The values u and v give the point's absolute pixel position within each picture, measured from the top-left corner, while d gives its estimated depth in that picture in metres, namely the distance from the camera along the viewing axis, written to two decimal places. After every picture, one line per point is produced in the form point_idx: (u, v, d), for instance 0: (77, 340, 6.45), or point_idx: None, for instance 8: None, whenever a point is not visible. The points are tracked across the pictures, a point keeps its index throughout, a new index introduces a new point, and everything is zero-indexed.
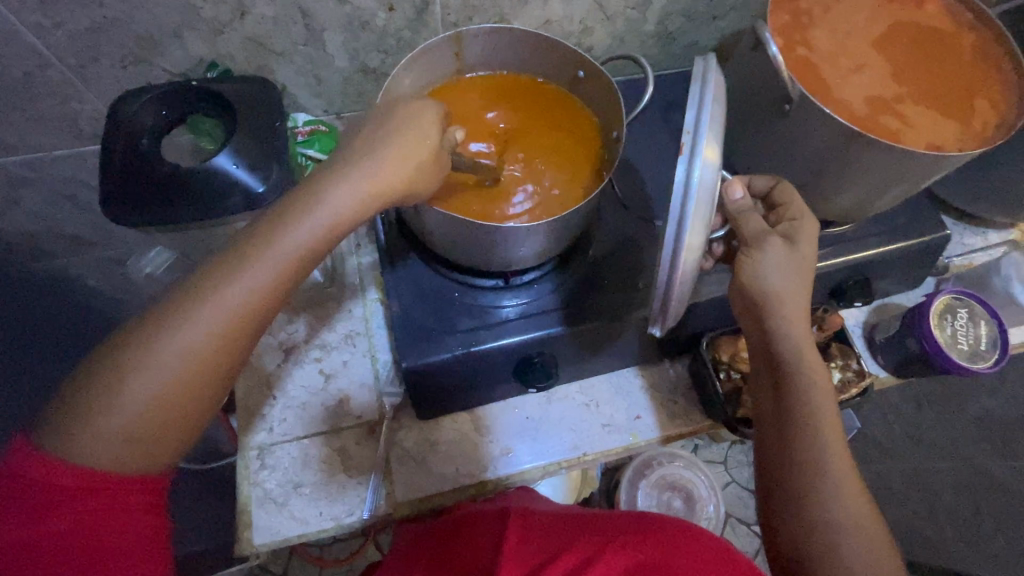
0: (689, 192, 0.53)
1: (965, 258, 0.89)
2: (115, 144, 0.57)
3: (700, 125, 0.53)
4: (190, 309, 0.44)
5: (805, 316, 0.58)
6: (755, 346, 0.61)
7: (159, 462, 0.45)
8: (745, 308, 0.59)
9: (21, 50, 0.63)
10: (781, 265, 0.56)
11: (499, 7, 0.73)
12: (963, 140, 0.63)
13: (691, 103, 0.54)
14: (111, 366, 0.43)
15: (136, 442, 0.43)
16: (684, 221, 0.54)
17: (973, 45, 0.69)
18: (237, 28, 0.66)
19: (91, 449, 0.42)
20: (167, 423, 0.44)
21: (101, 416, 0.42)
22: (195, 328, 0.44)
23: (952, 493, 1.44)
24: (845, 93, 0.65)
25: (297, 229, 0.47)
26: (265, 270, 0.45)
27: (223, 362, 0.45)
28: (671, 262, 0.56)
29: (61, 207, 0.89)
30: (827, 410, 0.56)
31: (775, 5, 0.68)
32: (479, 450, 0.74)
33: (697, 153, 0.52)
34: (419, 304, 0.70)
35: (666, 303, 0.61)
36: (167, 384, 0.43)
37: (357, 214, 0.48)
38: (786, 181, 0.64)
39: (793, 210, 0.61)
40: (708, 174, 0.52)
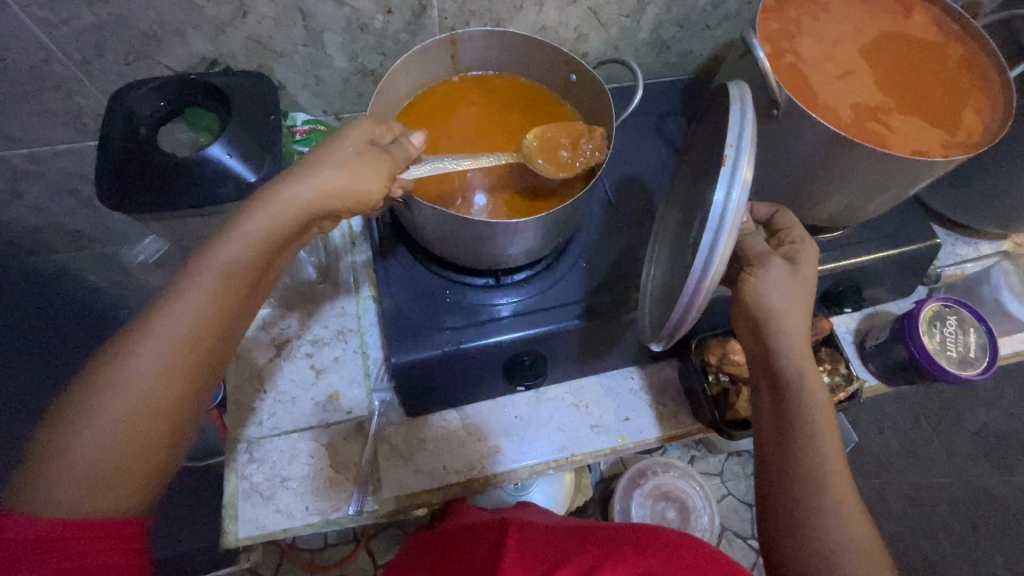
0: (727, 211, 0.51)
1: (958, 267, 0.90)
2: (113, 130, 0.58)
3: (743, 140, 0.52)
4: (139, 331, 0.43)
5: (805, 335, 0.59)
6: (756, 363, 0.62)
7: (139, 492, 0.43)
8: (748, 326, 0.60)
9: (28, 45, 0.64)
10: (783, 284, 0.57)
11: (495, 13, 0.75)
12: (948, 147, 0.64)
13: (732, 125, 0.54)
14: (67, 409, 0.42)
15: (110, 472, 0.41)
16: (723, 229, 0.51)
17: (959, 56, 0.70)
18: (239, 28, 0.68)
19: (58, 495, 0.40)
20: (141, 448, 0.43)
21: (66, 457, 0.40)
22: (151, 346, 0.43)
23: (950, 509, 1.43)
24: (832, 99, 0.66)
25: (237, 239, 0.47)
26: (210, 280, 0.45)
27: (186, 375, 0.44)
28: (700, 274, 0.53)
29: (64, 201, 0.91)
30: (825, 427, 0.56)
31: (764, 14, 0.70)
32: (467, 449, 0.74)
33: (738, 172, 0.51)
34: (412, 301, 0.71)
35: (685, 314, 0.57)
36: (130, 407, 0.42)
37: (296, 219, 0.49)
38: (787, 210, 0.65)
39: (794, 234, 0.62)
40: (747, 194, 0.51)
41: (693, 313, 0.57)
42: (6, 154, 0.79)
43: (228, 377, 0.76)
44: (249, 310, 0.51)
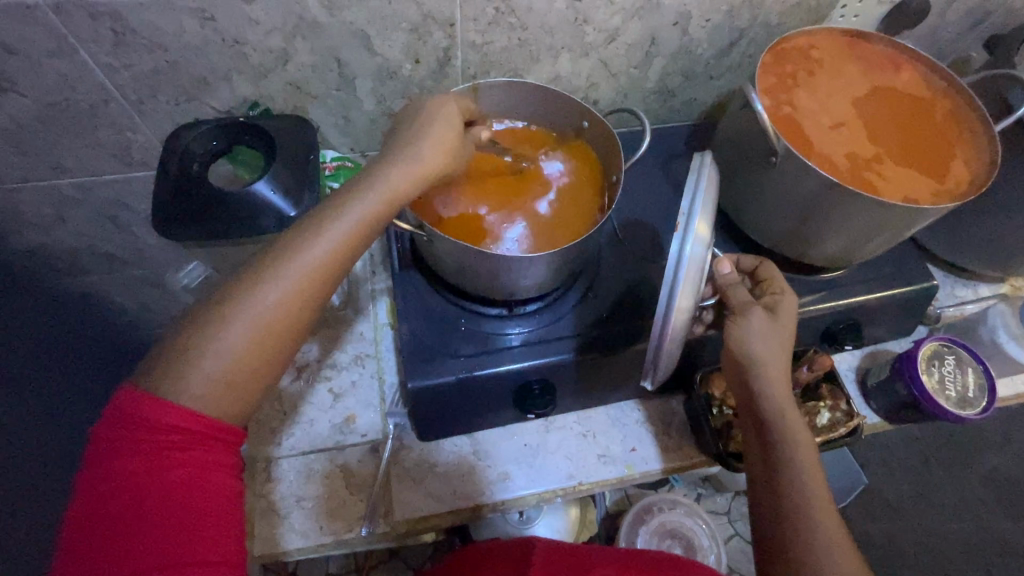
0: (681, 261, 0.59)
1: (957, 308, 0.91)
2: (168, 166, 0.64)
3: (694, 206, 0.60)
4: (278, 263, 0.49)
5: (786, 381, 0.62)
6: (744, 408, 0.64)
7: (247, 403, 0.49)
8: (734, 374, 0.64)
9: (90, 86, 0.71)
10: (764, 332, 0.61)
11: (513, 63, 0.81)
12: (938, 196, 0.68)
13: (687, 188, 0.61)
14: (211, 315, 0.48)
15: (234, 381, 0.47)
16: (676, 285, 0.60)
17: (946, 110, 0.75)
18: (280, 73, 0.74)
19: (190, 388, 0.46)
20: (262, 363, 0.49)
21: (205, 356, 0.46)
22: (289, 277, 0.49)
23: (964, 555, 1.40)
24: (827, 148, 0.71)
25: (363, 200, 0.53)
26: (349, 225, 0.52)
27: (310, 307, 0.51)
28: (663, 322, 0.62)
29: (104, 227, 0.97)
30: (811, 471, 0.59)
31: (763, 69, 0.76)
32: (476, 475, 0.76)
33: (690, 230, 0.59)
34: (426, 328, 0.74)
35: (657, 357, 0.65)
36: (262, 325, 0.48)
37: (408, 193, 0.56)
38: (770, 262, 0.70)
39: (775, 286, 0.66)
40: (700, 247, 0.59)
41: (665, 354, 0.64)
42: (57, 183, 0.85)
43: None
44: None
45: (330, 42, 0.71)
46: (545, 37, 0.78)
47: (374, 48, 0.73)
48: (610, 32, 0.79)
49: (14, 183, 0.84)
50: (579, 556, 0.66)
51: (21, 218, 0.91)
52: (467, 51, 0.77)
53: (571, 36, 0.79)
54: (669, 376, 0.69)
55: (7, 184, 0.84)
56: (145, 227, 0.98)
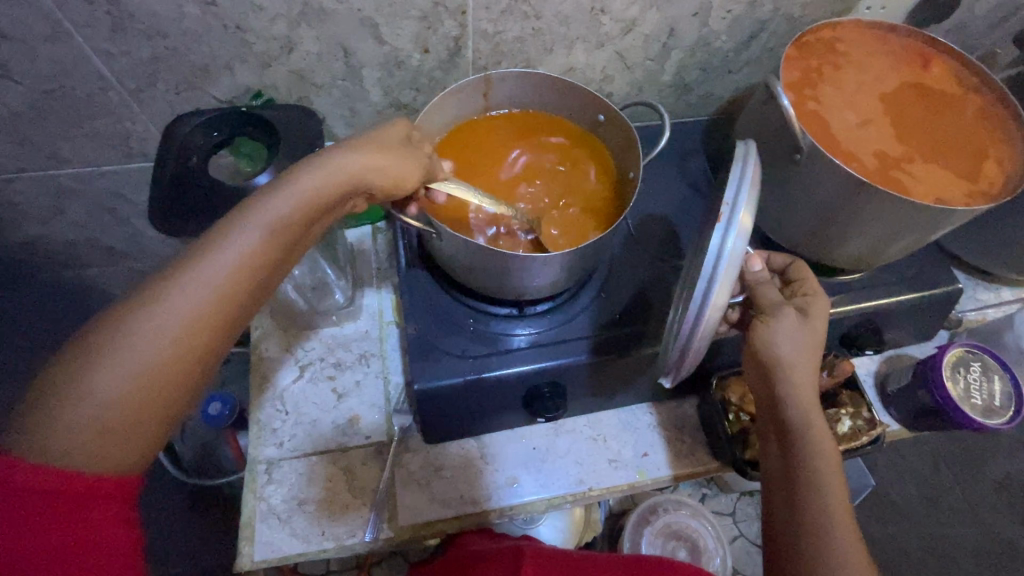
0: (722, 254, 0.56)
1: (979, 312, 0.89)
2: (167, 158, 0.62)
3: (740, 197, 0.56)
4: (172, 281, 0.42)
5: (814, 386, 0.59)
6: (766, 411, 0.62)
7: (138, 449, 0.42)
8: (759, 375, 0.61)
9: (87, 74, 0.69)
10: (796, 335, 0.58)
11: (526, 53, 0.78)
12: (971, 197, 0.65)
13: (732, 178, 0.57)
14: (87, 350, 0.40)
15: (119, 424, 0.40)
16: (714, 280, 0.56)
17: (978, 107, 0.72)
18: (284, 62, 0.71)
19: (64, 438, 0.39)
20: (164, 398, 0.42)
21: (79, 400, 0.39)
22: (184, 298, 0.42)
23: (974, 561, 1.37)
24: (854, 146, 0.68)
25: (276, 202, 0.47)
26: (257, 235, 0.45)
27: (216, 332, 0.44)
28: (695, 317, 0.58)
29: (102, 219, 0.94)
30: (834, 481, 0.56)
31: (787, 62, 0.73)
32: (482, 479, 0.74)
33: (733, 223, 0.55)
34: (434, 328, 0.72)
35: (682, 354, 0.62)
36: (158, 356, 0.41)
37: (332, 193, 0.50)
38: (802, 261, 0.67)
39: (806, 287, 0.63)
40: (743, 242, 0.55)
41: (691, 350, 0.61)
42: (53, 173, 0.83)
43: (251, 398, 0.77)
44: (280, 277, 0.50)
45: (337, 29, 0.68)
46: (559, 28, 0.75)
47: (382, 37, 0.70)
48: (627, 22, 0.76)
49: (8, 173, 0.81)
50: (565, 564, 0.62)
51: (17, 209, 0.88)
52: (479, 41, 0.74)
53: (586, 26, 0.76)
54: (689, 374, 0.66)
55: (2, 174, 0.81)
56: (144, 220, 0.96)
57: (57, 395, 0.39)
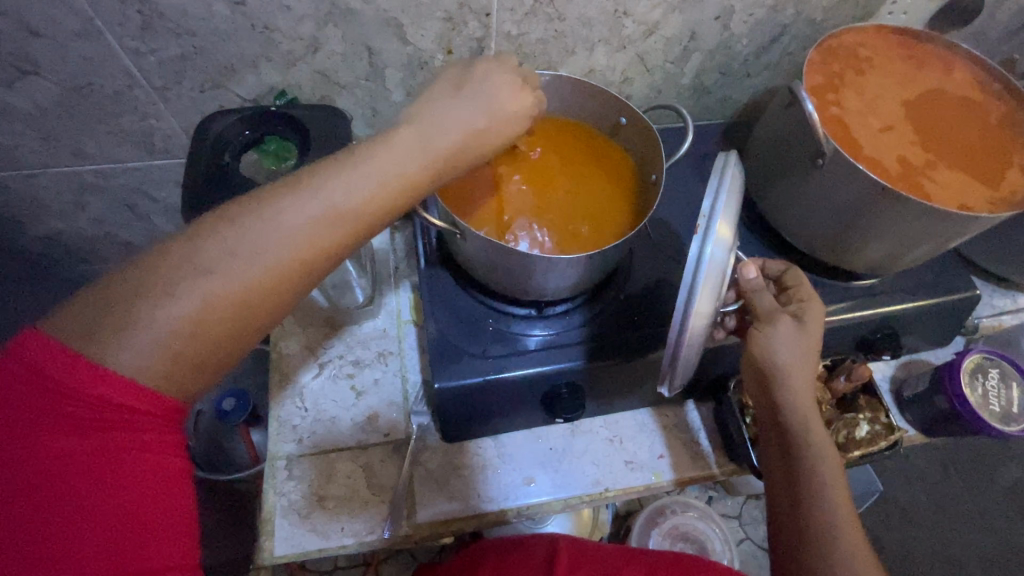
0: (701, 264, 0.57)
1: (995, 318, 0.89)
2: (200, 155, 0.62)
3: (716, 207, 0.57)
4: (261, 224, 0.42)
5: (811, 390, 0.60)
6: (766, 419, 0.62)
7: (193, 385, 0.42)
8: (756, 383, 0.62)
9: (116, 72, 0.69)
10: (791, 342, 0.58)
11: (547, 55, 0.78)
12: (993, 204, 0.65)
13: (710, 188, 0.59)
14: (167, 274, 0.40)
15: (181, 356, 0.40)
16: (695, 290, 0.58)
17: (1000, 114, 0.72)
18: (309, 61, 0.71)
19: (128, 359, 0.39)
20: (226, 336, 0.42)
21: (148, 325, 0.39)
22: (259, 244, 0.42)
23: (982, 568, 1.36)
24: (877, 152, 0.68)
25: (375, 170, 0.45)
26: (342, 206, 0.44)
27: (285, 286, 0.43)
28: (680, 328, 0.60)
29: (123, 215, 0.95)
30: (836, 486, 0.57)
31: (810, 66, 0.73)
32: (499, 478, 0.75)
33: (711, 232, 0.57)
34: (454, 327, 0.72)
35: (673, 365, 0.63)
36: (230, 296, 0.41)
37: (436, 166, 0.49)
38: (797, 268, 0.67)
39: (802, 292, 0.64)
40: (720, 248, 0.57)
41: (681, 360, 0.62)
42: (77, 169, 0.83)
43: (271, 394, 0.77)
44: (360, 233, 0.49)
45: (363, 30, 0.69)
46: (582, 29, 0.75)
47: (406, 37, 0.71)
48: (650, 25, 0.77)
49: (34, 169, 0.82)
50: (597, 555, 0.65)
51: (40, 204, 0.89)
52: (501, 42, 0.74)
53: (608, 29, 0.76)
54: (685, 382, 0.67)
55: (28, 169, 0.82)
56: (164, 217, 0.96)
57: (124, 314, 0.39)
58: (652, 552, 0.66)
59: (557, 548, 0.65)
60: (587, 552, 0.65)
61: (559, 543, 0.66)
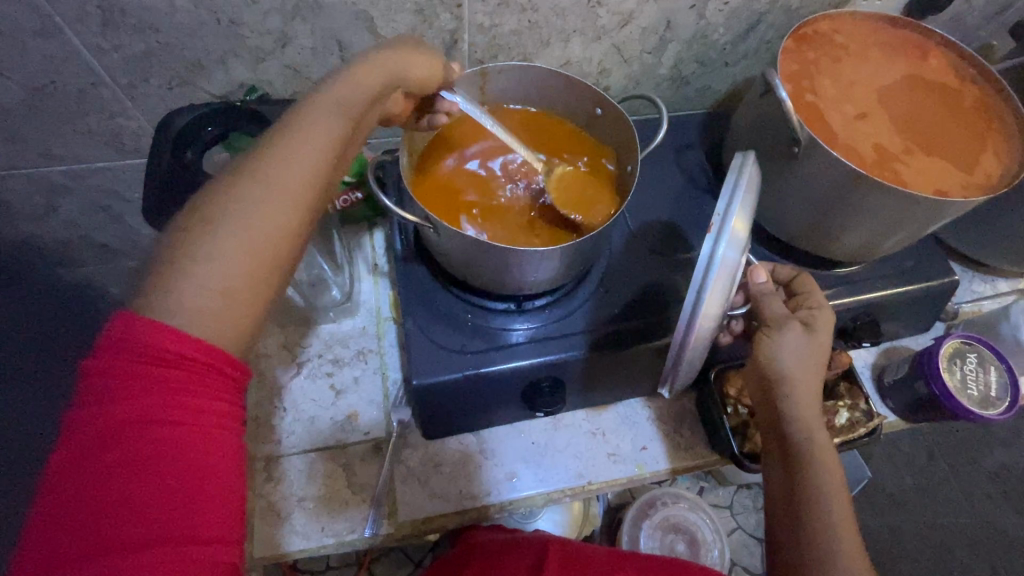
0: (711, 266, 0.56)
1: (974, 304, 0.90)
2: (162, 155, 0.60)
3: (731, 207, 0.57)
4: (265, 157, 0.46)
5: (815, 398, 0.60)
6: (767, 424, 0.62)
7: (246, 325, 0.43)
8: (759, 387, 0.62)
9: (79, 69, 0.68)
10: (797, 349, 0.59)
11: (522, 46, 0.77)
12: (967, 188, 0.65)
13: (725, 190, 0.58)
14: (200, 224, 0.42)
15: (235, 290, 0.42)
16: (703, 293, 0.57)
17: (975, 98, 0.72)
18: (278, 56, 0.70)
19: (171, 305, 0.40)
20: (271, 263, 0.44)
21: (196, 265, 0.41)
22: (275, 172, 0.45)
23: (969, 552, 1.37)
24: (851, 139, 0.68)
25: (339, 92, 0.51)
26: (327, 128, 0.49)
27: (303, 221, 0.46)
28: (686, 328, 0.60)
29: (96, 216, 0.93)
30: (838, 496, 0.57)
31: (784, 55, 0.72)
32: (482, 474, 0.74)
33: (724, 233, 0.56)
34: (433, 324, 0.71)
35: (676, 364, 0.65)
36: (268, 219, 0.44)
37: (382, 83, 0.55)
38: (808, 275, 0.67)
39: (812, 300, 0.64)
40: (733, 249, 0.56)
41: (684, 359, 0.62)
42: (45, 171, 0.82)
43: (250, 395, 0.77)
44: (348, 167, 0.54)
45: (332, 23, 0.68)
46: (556, 20, 0.74)
47: (377, 30, 0.70)
48: (624, 15, 0.76)
49: (1, 171, 0.80)
50: (591, 555, 0.65)
51: (9, 207, 0.87)
52: (474, 34, 0.74)
53: (583, 19, 0.75)
54: (688, 379, 0.68)
55: None
56: (139, 217, 0.95)
57: (172, 262, 0.41)
58: (639, 555, 0.66)
59: (550, 544, 0.66)
60: (579, 550, 0.65)
61: (552, 542, 0.67)
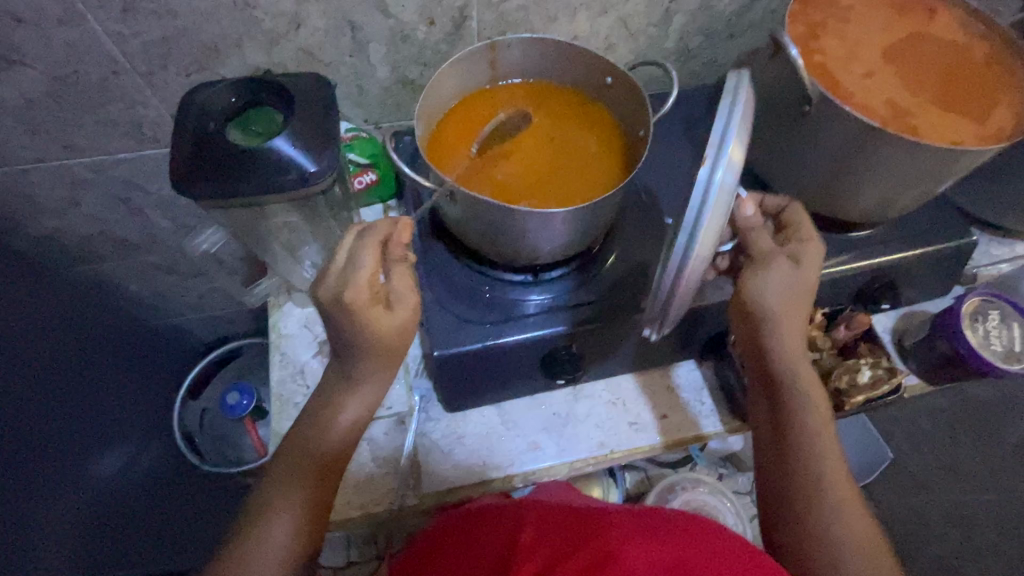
0: (709, 193, 0.54)
1: (992, 267, 0.89)
2: (187, 122, 0.62)
3: (728, 133, 0.53)
4: (266, 519, 0.61)
5: (799, 334, 0.62)
6: (754, 364, 0.65)
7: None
8: (745, 326, 0.63)
9: (101, 57, 0.70)
10: (783, 285, 0.59)
11: (529, 22, 0.78)
12: (982, 139, 0.65)
13: (723, 112, 0.54)
14: None
15: None
16: (696, 229, 0.55)
17: (986, 53, 0.72)
18: (291, 39, 0.72)
19: None
20: None
21: None
22: (280, 526, 0.61)
23: (995, 530, 1.36)
24: (863, 96, 0.68)
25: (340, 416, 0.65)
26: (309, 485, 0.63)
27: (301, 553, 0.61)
28: (676, 271, 0.58)
29: (117, 209, 0.95)
30: (820, 428, 0.61)
31: (791, 18, 0.73)
32: (505, 445, 0.75)
33: (722, 158, 0.53)
34: (452, 296, 0.72)
35: (666, 306, 0.62)
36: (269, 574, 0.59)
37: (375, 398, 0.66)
38: (797, 203, 0.65)
39: (802, 232, 0.63)
40: (732, 175, 0.53)
41: (675, 301, 0.61)
42: (69, 164, 0.84)
43: (273, 374, 0.78)
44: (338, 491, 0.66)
45: (343, 3, 0.69)
46: None
47: (387, 9, 0.71)
48: None
49: (26, 164, 0.82)
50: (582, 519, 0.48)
51: (31, 203, 0.89)
52: (482, 11, 0.75)
53: None
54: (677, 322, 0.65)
55: (19, 165, 0.82)
56: (157, 209, 0.96)
57: None
58: (662, 521, 0.49)
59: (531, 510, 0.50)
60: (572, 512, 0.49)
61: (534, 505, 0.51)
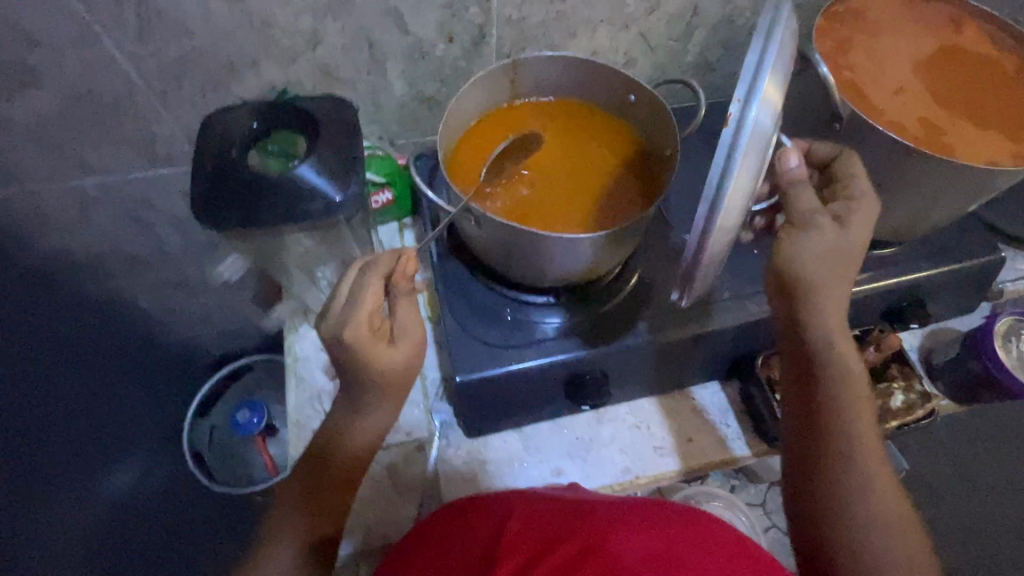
0: (739, 138, 0.47)
1: (1018, 282, 0.87)
2: (210, 148, 0.61)
3: (761, 66, 0.46)
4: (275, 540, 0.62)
5: (840, 301, 0.57)
6: (787, 336, 0.60)
7: None
8: (779, 294, 0.59)
9: (116, 77, 0.68)
10: (824, 247, 0.54)
11: (549, 37, 0.77)
12: (1018, 156, 0.63)
13: (757, 39, 0.46)
14: None
15: None
16: (724, 183, 0.49)
17: (1016, 68, 0.71)
18: (308, 57, 0.70)
19: None
20: None
21: None
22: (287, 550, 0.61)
23: None
24: (895, 113, 0.66)
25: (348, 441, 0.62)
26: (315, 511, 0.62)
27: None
28: (702, 232, 0.53)
29: (127, 228, 0.93)
30: (856, 403, 0.58)
31: (817, 34, 0.71)
32: (527, 470, 0.73)
33: (755, 97, 0.46)
34: (473, 318, 0.71)
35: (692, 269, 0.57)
36: None
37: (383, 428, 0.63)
38: (849, 151, 0.61)
39: (851, 188, 0.57)
40: (765, 116, 0.46)
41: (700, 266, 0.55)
42: (79, 183, 0.82)
43: (290, 399, 0.76)
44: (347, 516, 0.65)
45: (361, 20, 0.68)
46: (583, 10, 0.74)
47: (406, 27, 0.70)
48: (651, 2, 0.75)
49: (37, 184, 0.81)
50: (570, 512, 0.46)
51: (41, 222, 0.87)
52: (501, 27, 0.73)
53: (610, 8, 0.75)
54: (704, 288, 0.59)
55: (30, 185, 0.81)
56: (168, 227, 0.95)
57: None
58: (657, 509, 0.47)
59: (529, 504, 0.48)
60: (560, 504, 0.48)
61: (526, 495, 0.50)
